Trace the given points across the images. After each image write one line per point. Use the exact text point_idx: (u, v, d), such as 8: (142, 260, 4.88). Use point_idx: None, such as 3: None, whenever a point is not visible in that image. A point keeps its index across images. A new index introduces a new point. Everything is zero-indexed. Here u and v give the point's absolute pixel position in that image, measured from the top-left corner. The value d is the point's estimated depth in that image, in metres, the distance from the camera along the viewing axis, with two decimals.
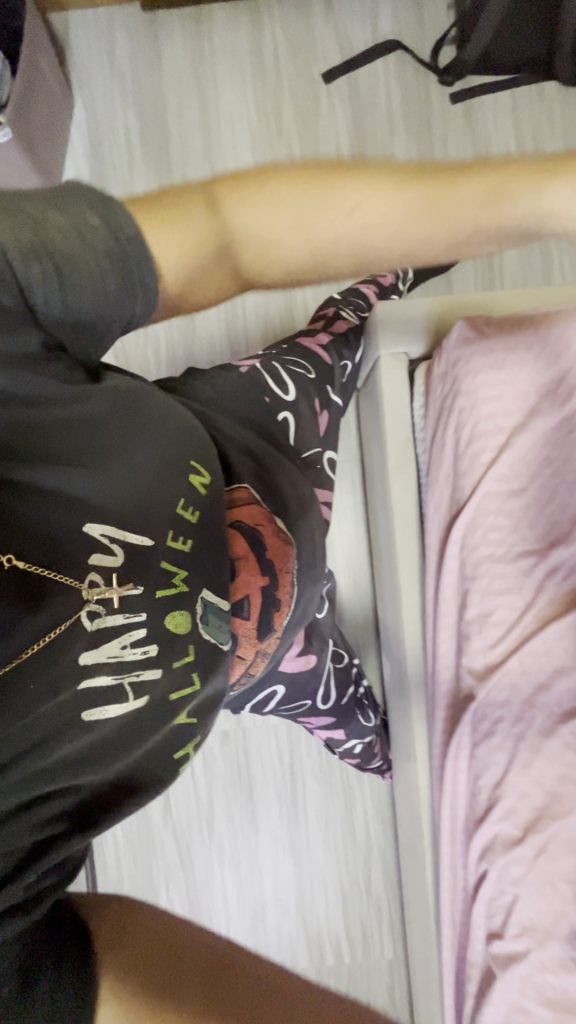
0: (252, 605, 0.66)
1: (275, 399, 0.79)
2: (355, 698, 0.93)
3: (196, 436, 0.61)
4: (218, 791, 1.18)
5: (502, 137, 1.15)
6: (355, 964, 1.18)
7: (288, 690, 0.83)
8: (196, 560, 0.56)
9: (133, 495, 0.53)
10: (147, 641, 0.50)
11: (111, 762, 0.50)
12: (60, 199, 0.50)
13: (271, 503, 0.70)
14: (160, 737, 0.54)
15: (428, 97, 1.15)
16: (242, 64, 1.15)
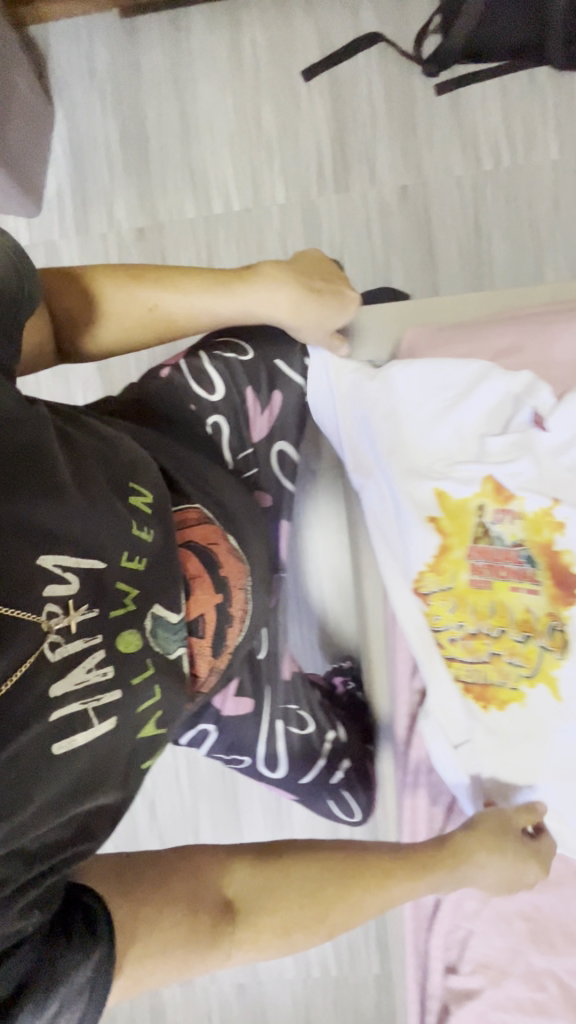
0: (207, 625, 0.66)
1: (201, 403, 0.75)
2: (326, 782, 0.77)
3: (130, 456, 0.64)
4: (203, 800, 1.18)
5: (492, 128, 1.10)
6: (342, 978, 1.17)
7: (222, 735, 0.75)
8: (148, 579, 0.58)
9: (86, 520, 0.53)
10: (106, 664, 0.52)
11: (81, 793, 0.52)
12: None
13: (223, 520, 0.71)
14: (129, 751, 0.57)
15: (412, 91, 1.10)
16: (221, 66, 1.13)
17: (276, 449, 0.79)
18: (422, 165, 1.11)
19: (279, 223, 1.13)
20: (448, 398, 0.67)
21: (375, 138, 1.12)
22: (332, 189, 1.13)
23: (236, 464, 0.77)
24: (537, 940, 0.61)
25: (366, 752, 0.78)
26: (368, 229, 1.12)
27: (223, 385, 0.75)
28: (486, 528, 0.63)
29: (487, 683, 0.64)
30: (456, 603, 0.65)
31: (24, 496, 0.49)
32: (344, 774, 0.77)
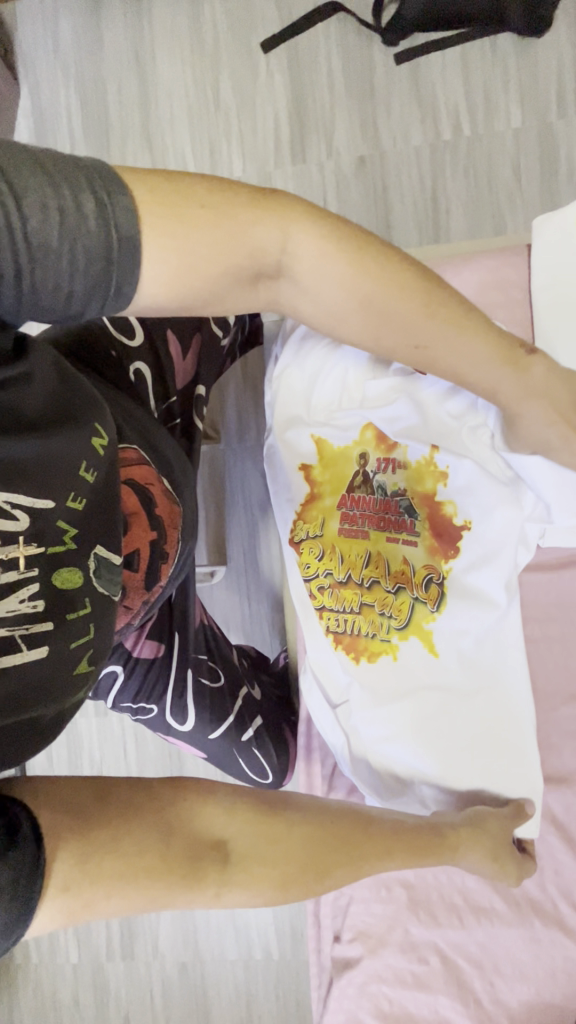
0: (141, 562, 0.64)
1: (122, 349, 0.71)
2: (237, 740, 0.72)
3: (87, 394, 0.59)
4: (150, 774, 1.18)
5: (451, 94, 1.07)
6: (284, 962, 1.15)
7: (129, 681, 0.69)
8: (94, 518, 0.56)
9: (36, 453, 0.51)
10: (39, 597, 0.50)
11: (3, 722, 0.48)
12: (56, 168, 0.43)
13: (158, 464, 0.68)
14: (60, 694, 0.53)
15: (371, 59, 1.09)
16: (181, 39, 1.13)
17: (197, 398, 0.77)
18: (380, 136, 1.09)
19: None
20: (347, 360, 0.69)
21: (333, 108, 1.10)
22: (289, 162, 1.12)
23: (159, 413, 0.74)
24: (415, 909, 0.68)
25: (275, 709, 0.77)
26: (325, 202, 1.11)
27: (143, 330, 0.72)
28: (372, 487, 0.69)
29: (360, 637, 0.69)
30: (339, 556, 0.69)
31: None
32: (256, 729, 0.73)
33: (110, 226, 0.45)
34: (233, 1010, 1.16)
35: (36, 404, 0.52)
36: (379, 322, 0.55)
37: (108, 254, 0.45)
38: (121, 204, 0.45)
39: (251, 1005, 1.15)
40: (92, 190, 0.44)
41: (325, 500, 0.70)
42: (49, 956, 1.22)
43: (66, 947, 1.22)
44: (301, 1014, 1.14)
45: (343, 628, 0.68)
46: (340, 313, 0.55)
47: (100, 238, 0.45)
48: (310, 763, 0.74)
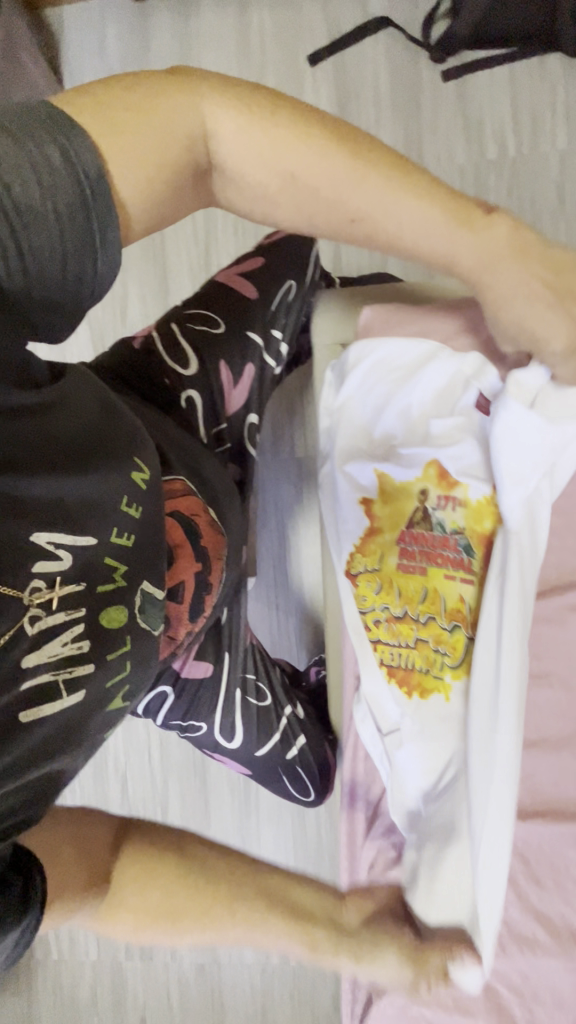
0: (186, 593, 0.65)
1: (175, 378, 0.73)
2: (281, 756, 0.75)
3: (128, 430, 0.61)
4: (174, 778, 1.20)
5: (498, 114, 1.07)
6: (300, 967, 1.17)
7: (177, 701, 0.71)
8: (136, 557, 0.58)
9: (78, 497, 0.53)
10: (83, 637, 0.53)
11: (41, 758, 0.52)
12: (17, 124, 0.43)
13: (205, 495, 0.70)
14: (97, 723, 0.57)
15: (418, 76, 1.09)
16: (228, 49, 1.13)
17: (248, 426, 0.78)
18: (425, 153, 1.09)
19: None
20: (412, 398, 0.68)
21: (378, 123, 1.10)
22: None
23: (209, 439, 0.75)
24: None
25: (321, 733, 0.78)
26: None
27: (195, 359, 0.73)
28: (431, 525, 0.67)
29: (412, 675, 0.67)
30: (396, 592, 0.69)
31: (25, 470, 0.49)
32: (298, 751, 0.75)
33: (80, 174, 0.45)
34: (248, 1014, 1.18)
35: (78, 444, 0.54)
36: (312, 197, 0.52)
37: (86, 208, 0.45)
38: (83, 145, 0.45)
39: (266, 1008, 1.17)
40: (55, 143, 0.44)
41: (383, 536, 0.70)
42: (68, 951, 1.24)
43: (85, 944, 1.24)
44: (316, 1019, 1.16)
45: (397, 661, 0.69)
46: (266, 188, 0.53)
47: (74, 188, 0.45)
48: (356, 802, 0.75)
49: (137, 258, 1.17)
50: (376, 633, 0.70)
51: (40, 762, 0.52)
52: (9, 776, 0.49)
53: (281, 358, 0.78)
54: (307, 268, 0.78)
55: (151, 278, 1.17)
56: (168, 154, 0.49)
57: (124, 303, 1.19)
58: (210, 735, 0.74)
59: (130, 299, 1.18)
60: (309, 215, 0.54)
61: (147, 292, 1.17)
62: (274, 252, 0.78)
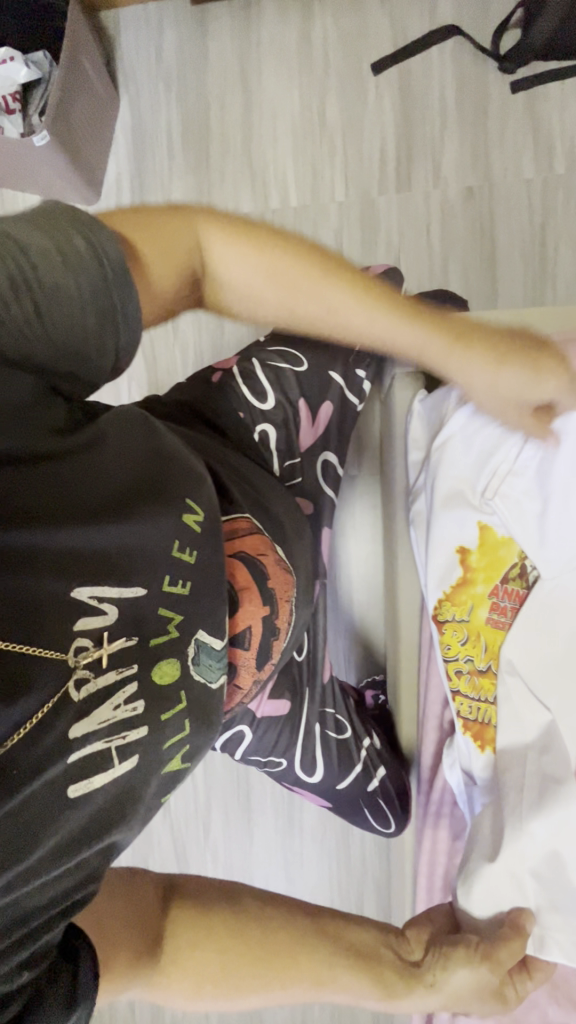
0: (253, 638, 0.61)
1: (251, 411, 0.70)
2: (361, 790, 0.74)
3: (182, 467, 0.57)
4: (217, 795, 1.19)
5: (568, 127, 1.04)
6: None
7: (257, 739, 0.70)
8: (192, 604, 0.53)
9: (128, 545, 0.50)
10: (138, 698, 0.48)
11: (93, 836, 0.46)
12: (49, 222, 0.47)
13: (272, 529, 0.64)
14: (152, 791, 0.51)
15: (486, 86, 1.06)
16: (289, 55, 1.11)
17: (322, 461, 0.74)
18: (491, 167, 1.06)
19: (336, 222, 1.11)
20: (513, 437, 0.64)
21: (442, 134, 1.07)
22: (394, 188, 1.09)
23: (281, 474, 0.71)
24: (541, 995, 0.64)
25: (399, 763, 0.77)
26: (428, 232, 1.08)
27: (274, 394, 0.72)
28: (527, 580, 0.66)
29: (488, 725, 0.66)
30: (482, 645, 0.66)
31: (60, 521, 0.46)
32: (379, 782, 0.74)
33: (101, 255, 0.48)
34: None
35: (122, 489, 0.51)
36: (310, 298, 0.57)
37: (106, 286, 0.48)
38: (104, 234, 0.48)
39: None
40: (81, 234, 0.48)
41: (476, 587, 0.66)
42: None
43: None
44: None
45: (475, 715, 0.66)
46: (265, 291, 0.57)
47: (97, 271, 0.48)
48: (437, 828, 0.71)
49: None
50: (462, 681, 0.67)
51: (92, 840, 0.46)
52: (57, 862, 0.44)
53: (363, 396, 0.77)
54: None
55: None
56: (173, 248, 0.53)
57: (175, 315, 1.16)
58: (289, 770, 0.74)
59: None
60: (298, 312, 0.58)
61: None
62: None
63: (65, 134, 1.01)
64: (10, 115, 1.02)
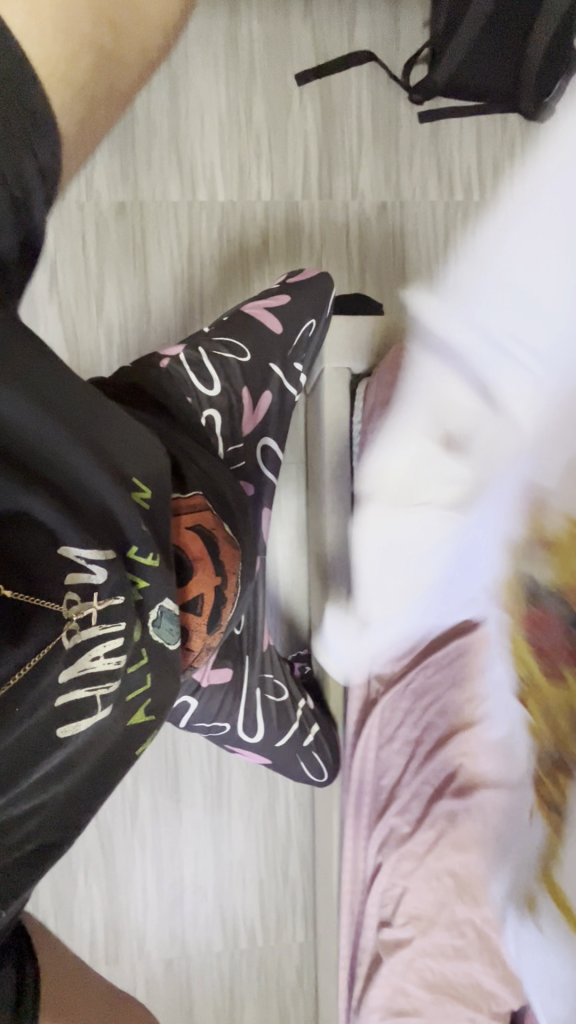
0: (205, 605, 0.61)
1: (198, 397, 0.73)
2: (298, 744, 0.80)
3: (148, 447, 0.58)
4: (144, 780, 1.19)
5: (465, 162, 1.19)
6: (267, 948, 1.21)
7: (202, 705, 0.74)
8: (158, 575, 0.53)
9: (100, 513, 0.49)
10: (120, 650, 0.47)
11: (70, 772, 0.47)
12: None
13: (217, 506, 0.67)
14: (121, 737, 0.52)
15: (397, 113, 1.17)
16: (216, 53, 1.13)
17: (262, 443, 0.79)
18: (401, 187, 1.18)
19: (262, 221, 1.16)
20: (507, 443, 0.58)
21: (359, 152, 1.17)
22: (316, 194, 1.16)
23: (226, 457, 0.75)
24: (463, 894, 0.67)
25: (331, 723, 0.84)
26: (347, 240, 1.17)
27: (220, 381, 0.76)
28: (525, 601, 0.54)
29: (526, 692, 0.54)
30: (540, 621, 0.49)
31: (28, 487, 0.45)
32: (314, 737, 0.81)
33: None
34: (217, 1004, 1.20)
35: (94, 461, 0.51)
36: None
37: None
38: None
39: (234, 992, 1.20)
40: None
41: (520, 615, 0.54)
42: None
43: None
44: (281, 994, 1.21)
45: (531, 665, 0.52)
46: None
47: None
48: (363, 790, 0.77)
49: (115, 249, 1.13)
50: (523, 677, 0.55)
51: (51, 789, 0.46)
52: (37, 790, 0.45)
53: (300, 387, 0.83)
54: (327, 308, 0.84)
55: (129, 274, 1.14)
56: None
57: (99, 296, 1.14)
58: (232, 733, 0.79)
59: (106, 294, 1.14)
60: None
61: (126, 288, 1.14)
62: (296, 291, 0.83)
63: None
64: None
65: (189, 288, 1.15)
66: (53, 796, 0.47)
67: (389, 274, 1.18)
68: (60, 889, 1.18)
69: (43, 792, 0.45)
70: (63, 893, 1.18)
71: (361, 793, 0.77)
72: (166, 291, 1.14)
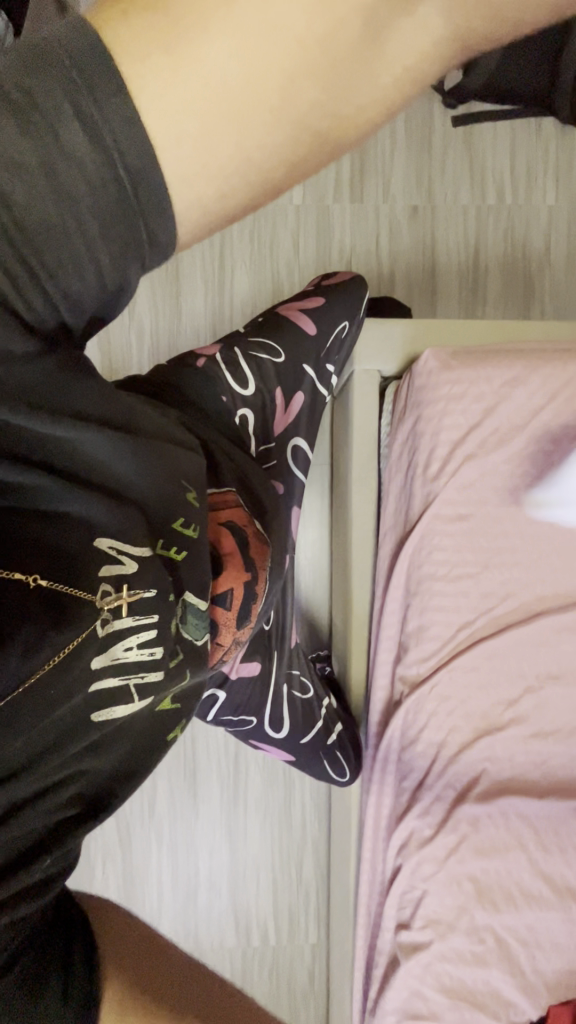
0: (235, 600, 0.62)
1: (233, 397, 0.74)
2: (322, 742, 0.80)
3: (181, 442, 0.57)
4: (163, 774, 1.21)
5: (498, 165, 1.18)
6: (279, 946, 1.22)
7: (230, 698, 0.74)
8: (189, 568, 0.53)
9: (134, 508, 0.49)
10: (154, 642, 0.47)
11: (107, 750, 0.48)
12: (30, 102, 0.35)
13: (251, 504, 0.68)
14: (154, 725, 0.52)
15: (430, 116, 1.17)
16: None
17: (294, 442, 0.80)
18: (433, 191, 1.17)
19: (293, 224, 1.17)
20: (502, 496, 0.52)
21: (392, 155, 1.17)
22: (347, 198, 1.17)
23: (258, 456, 0.76)
24: (482, 899, 0.70)
25: (354, 725, 0.84)
26: (377, 244, 1.17)
27: (255, 381, 0.77)
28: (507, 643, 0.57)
29: None
30: None
31: (65, 483, 0.44)
32: (338, 736, 0.81)
33: (112, 154, 0.36)
34: None
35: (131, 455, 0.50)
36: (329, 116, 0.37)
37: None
38: (108, 100, 0.35)
39: (245, 988, 1.21)
40: (76, 116, 0.35)
41: None
42: None
43: None
44: (292, 994, 1.21)
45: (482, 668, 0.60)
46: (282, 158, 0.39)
47: (108, 174, 0.37)
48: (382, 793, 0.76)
49: None
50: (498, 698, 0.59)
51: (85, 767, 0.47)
52: (76, 765, 0.46)
53: (331, 388, 0.84)
54: (359, 311, 0.85)
55: (162, 276, 1.16)
56: (331, 58, 0.35)
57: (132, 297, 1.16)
58: (258, 728, 0.79)
59: (138, 294, 1.16)
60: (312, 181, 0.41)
61: (158, 289, 1.16)
62: (329, 293, 0.84)
63: None
64: None
65: (219, 290, 1.17)
66: (90, 773, 0.48)
67: (418, 277, 1.18)
68: (78, 877, 1.20)
69: (81, 768, 0.46)
70: (81, 882, 1.20)
71: (379, 798, 0.77)
72: (197, 292, 1.16)
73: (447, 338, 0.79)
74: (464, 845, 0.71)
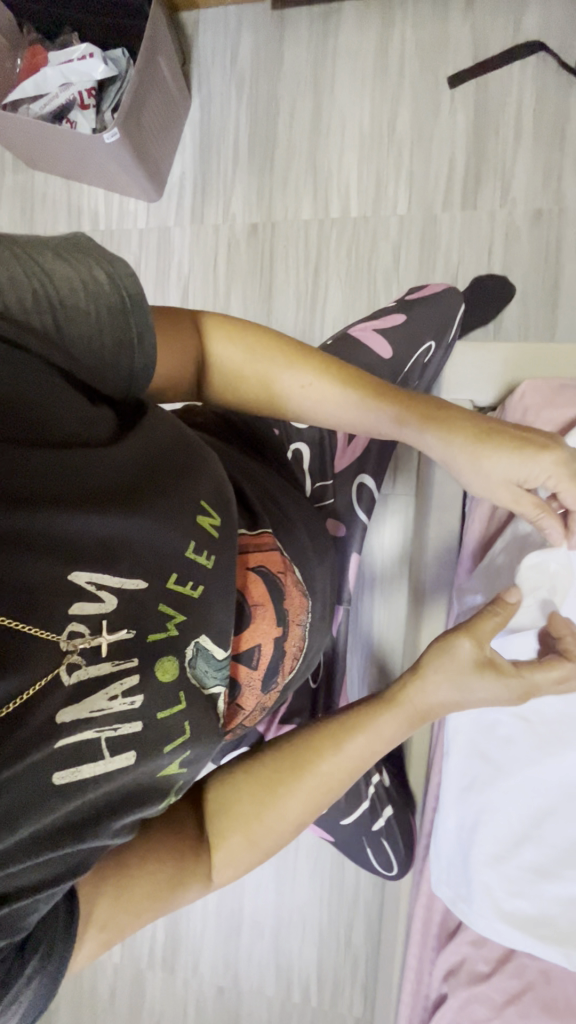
0: (261, 657, 0.57)
1: (286, 429, 0.71)
2: (367, 825, 0.73)
3: (203, 462, 0.52)
4: None
5: None
6: (321, 1011, 1.12)
7: None
8: (202, 607, 0.49)
9: (134, 536, 0.45)
10: (136, 693, 0.44)
11: (81, 831, 0.44)
12: (71, 252, 0.49)
13: (294, 551, 0.61)
14: (144, 791, 0.47)
15: (566, 108, 1.02)
16: (364, 67, 1.10)
17: (358, 481, 0.75)
18: (562, 192, 1.02)
19: (395, 236, 1.08)
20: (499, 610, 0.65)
21: (515, 152, 1.04)
22: (458, 205, 1.06)
23: (312, 493, 0.73)
24: None
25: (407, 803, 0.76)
26: (489, 253, 1.04)
27: None
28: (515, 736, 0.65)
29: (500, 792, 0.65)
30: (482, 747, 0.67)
31: (51, 506, 0.41)
32: (385, 822, 0.73)
33: (120, 286, 0.49)
34: None
35: (135, 479, 0.46)
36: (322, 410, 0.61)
37: (124, 312, 0.49)
38: (123, 265, 0.50)
39: None
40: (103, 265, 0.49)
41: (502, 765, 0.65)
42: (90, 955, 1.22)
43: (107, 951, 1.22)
44: None
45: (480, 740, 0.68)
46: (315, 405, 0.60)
47: (113, 294, 0.49)
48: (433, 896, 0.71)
49: (243, 270, 1.14)
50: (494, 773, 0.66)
51: (50, 848, 0.42)
52: (40, 846, 0.42)
53: None
54: (448, 335, 0.76)
55: (255, 292, 1.14)
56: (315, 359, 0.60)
57: None
58: None
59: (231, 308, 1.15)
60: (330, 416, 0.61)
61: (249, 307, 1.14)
62: (416, 313, 0.76)
63: (134, 130, 1.03)
64: (84, 110, 1.05)
65: (311, 309, 1.11)
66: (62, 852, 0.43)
67: (537, 290, 1.02)
68: None
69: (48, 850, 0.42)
70: None
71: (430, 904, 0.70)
72: (288, 309, 1.11)
73: (551, 373, 0.68)
74: (527, 995, 0.64)
